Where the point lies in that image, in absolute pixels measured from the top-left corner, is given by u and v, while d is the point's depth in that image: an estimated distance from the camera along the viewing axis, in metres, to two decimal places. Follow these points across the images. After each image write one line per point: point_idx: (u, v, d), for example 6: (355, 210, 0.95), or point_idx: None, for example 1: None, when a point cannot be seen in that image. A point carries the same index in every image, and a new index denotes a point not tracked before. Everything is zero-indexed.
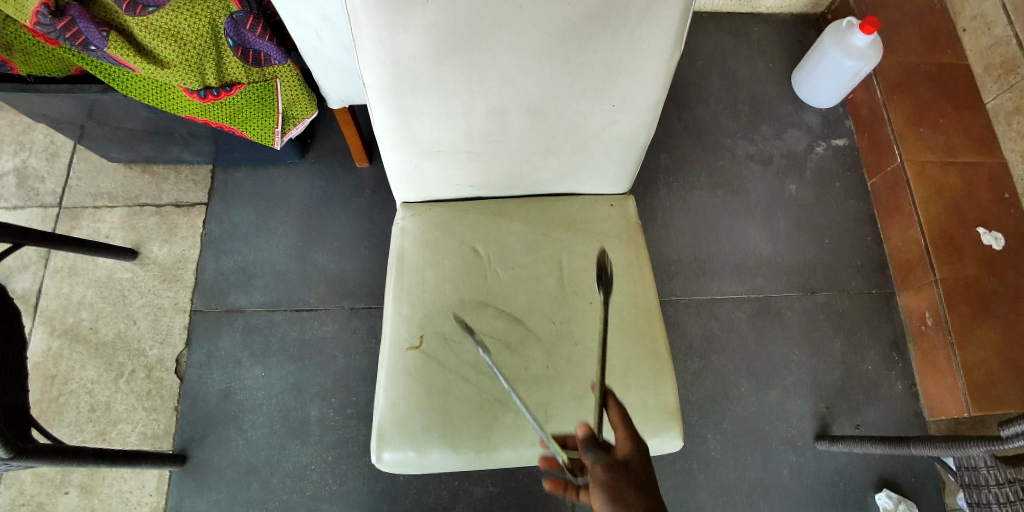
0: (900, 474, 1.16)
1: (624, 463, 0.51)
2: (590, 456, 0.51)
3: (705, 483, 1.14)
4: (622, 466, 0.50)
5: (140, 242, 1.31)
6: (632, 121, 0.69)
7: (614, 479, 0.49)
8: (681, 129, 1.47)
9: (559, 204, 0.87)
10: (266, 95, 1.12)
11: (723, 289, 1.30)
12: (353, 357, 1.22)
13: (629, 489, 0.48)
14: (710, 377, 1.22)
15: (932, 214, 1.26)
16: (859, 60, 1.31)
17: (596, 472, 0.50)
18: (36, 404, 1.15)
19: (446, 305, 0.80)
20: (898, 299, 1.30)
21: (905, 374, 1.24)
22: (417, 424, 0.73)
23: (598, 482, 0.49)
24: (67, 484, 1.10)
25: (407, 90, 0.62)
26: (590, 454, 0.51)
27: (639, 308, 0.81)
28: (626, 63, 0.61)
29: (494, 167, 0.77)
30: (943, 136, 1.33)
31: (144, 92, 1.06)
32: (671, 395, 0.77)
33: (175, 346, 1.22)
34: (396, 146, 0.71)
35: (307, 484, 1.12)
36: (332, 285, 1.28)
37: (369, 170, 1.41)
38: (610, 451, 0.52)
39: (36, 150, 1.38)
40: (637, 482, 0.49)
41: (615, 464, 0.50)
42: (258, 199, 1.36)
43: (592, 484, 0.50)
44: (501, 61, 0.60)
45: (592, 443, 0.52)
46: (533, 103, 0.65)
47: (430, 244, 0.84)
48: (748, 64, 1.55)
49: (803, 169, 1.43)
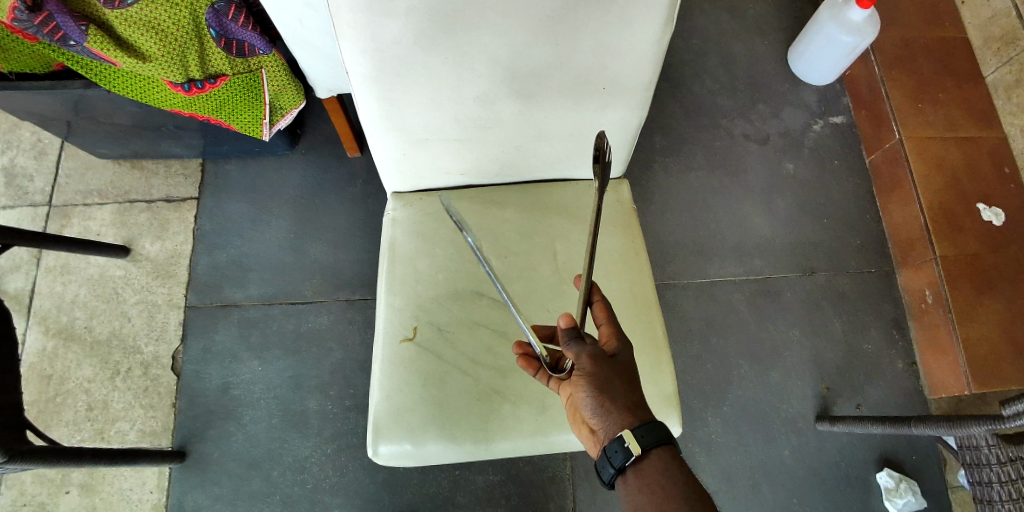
0: (901, 451, 1.16)
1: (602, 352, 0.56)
2: (573, 345, 0.56)
3: (707, 464, 1.14)
4: (605, 356, 0.56)
5: (132, 238, 1.29)
6: (625, 104, 0.68)
7: (596, 368, 0.54)
8: (677, 109, 1.44)
9: (552, 191, 0.85)
10: (252, 86, 1.09)
11: (722, 271, 1.29)
12: (350, 349, 1.21)
13: (611, 378, 0.54)
14: (710, 360, 1.21)
15: (931, 191, 1.25)
16: (857, 36, 1.28)
17: (580, 362, 0.55)
18: (33, 405, 1.14)
19: (440, 296, 0.79)
20: (898, 277, 1.29)
21: (906, 352, 1.23)
22: (414, 416, 0.73)
23: (583, 371, 0.54)
24: (67, 483, 1.10)
25: (391, 77, 0.60)
26: (573, 344, 0.56)
27: (636, 294, 0.80)
28: (616, 44, 0.59)
29: (485, 153, 0.76)
30: (942, 111, 1.31)
31: (128, 87, 1.03)
32: (670, 383, 0.76)
33: (171, 343, 1.21)
34: (383, 135, 0.69)
35: (307, 477, 1.12)
36: (327, 277, 1.27)
37: (361, 160, 1.39)
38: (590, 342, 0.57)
39: (23, 149, 1.36)
40: (615, 370, 0.55)
41: (596, 354, 0.55)
42: (249, 192, 1.34)
43: (577, 371, 0.55)
44: (487, 45, 0.58)
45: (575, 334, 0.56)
46: (521, 87, 0.64)
47: (423, 234, 0.82)
48: (744, 41, 1.52)
49: (801, 148, 1.41)
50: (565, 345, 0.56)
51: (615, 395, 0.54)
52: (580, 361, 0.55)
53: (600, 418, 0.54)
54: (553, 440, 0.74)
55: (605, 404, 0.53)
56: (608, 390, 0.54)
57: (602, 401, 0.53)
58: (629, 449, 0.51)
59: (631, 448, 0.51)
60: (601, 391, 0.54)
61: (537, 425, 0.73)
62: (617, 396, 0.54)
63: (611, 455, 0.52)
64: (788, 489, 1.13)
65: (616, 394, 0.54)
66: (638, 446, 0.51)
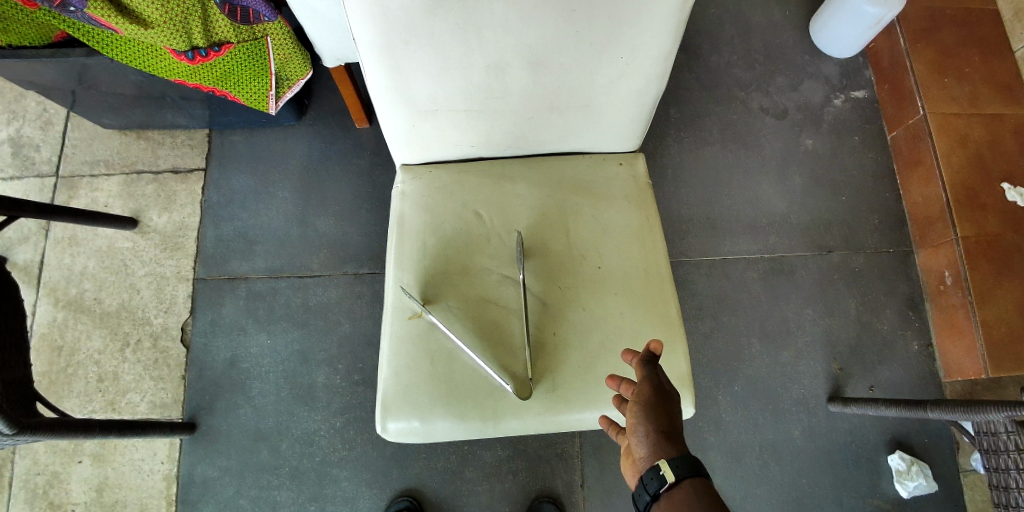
0: (911, 433, 1.15)
1: (665, 387, 0.52)
2: (644, 372, 0.53)
3: (715, 444, 1.14)
4: (663, 390, 0.52)
5: (140, 210, 1.28)
6: (641, 74, 0.64)
7: (657, 396, 0.51)
8: (694, 82, 1.40)
9: (564, 165, 0.83)
10: (256, 55, 1.06)
11: (736, 248, 1.26)
12: (358, 322, 1.21)
13: (661, 409, 0.50)
14: (721, 338, 1.20)
15: (955, 169, 1.20)
16: (880, 6, 1.22)
17: (644, 386, 0.52)
18: (45, 375, 1.15)
19: (449, 271, 0.77)
20: (916, 258, 1.25)
21: (921, 334, 1.21)
22: (422, 393, 0.72)
23: (643, 394, 0.51)
24: (79, 453, 1.12)
25: (399, 45, 0.57)
26: (644, 369, 0.53)
27: (649, 271, 0.78)
28: (634, 10, 0.55)
29: (496, 126, 0.73)
30: (967, 85, 1.27)
31: (130, 55, 1.00)
32: (683, 362, 0.75)
33: (179, 315, 1.21)
34: (391, 106, 0.67)
35: (316, 450, 1.13)
36: (335, 250, 1.26)
37: (369, 131, 1.36)
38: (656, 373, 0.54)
39: (29, 119, 1.35)
40: (673, 407, 0.51)
41: (662, 387, 0.52)
42: (255, 163, 1.32)
43: (633, 396, 0.52)
44: (498, 10, 0.54)
45: (649, 364, 0.53)
46: (535, 56, 0.60)
47: (431, 207, 0.80)
48: (765, 11, 1.46)
49: (820, 122, 1.36)
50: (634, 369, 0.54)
51: (666, 424, 0.49)
52: (641, 388, 0.52)
53: (640, 441, 0.49)
54: (562, 418, 0.73)
55: (651, 428, 0.49)
56: (661, 419, 0.50)
57: (649, 425, 0.49)
58: (664, 477, 0.46)
59: (664, 473, 0.46)
60: (653, 417, 0.50)
61: (547, 404, 0.72)
62: (666, 426, 0.49)
63: (645, 482, 0.47)
64: (796, 469, 1.13)
65: (667, 425, 0.49)
66: (672, 472, 0.46)
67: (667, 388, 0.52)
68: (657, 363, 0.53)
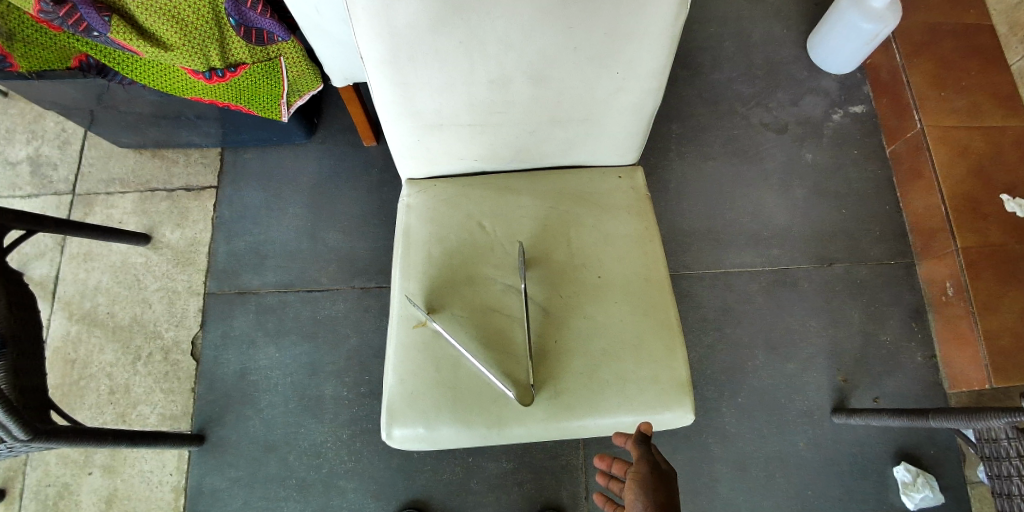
0: (917, 444, 1.15)
1: (660, 464, 0.56)
2: (639, 451, 0.57)
3: (720, 455, 1.14)
4: (659, 470, 0.55)
5: (153, 226, 1.31)
6: (638, 88, 0.67)
7: (654, 474, 0.54)
8: (695, 97, 1.43)
9: (566, 177, 0.85)
10: (270, 74, 1.09)
11: (738, 261, 1.28)
12: (365, 335, 1.22)
13: (658, 487, 0.53)
14: (726, 350, 1.21)
15: (953, 181, 1.22)
16: (878, 22, 1.24)
17: (641, 465, 0.55)
18: (58, 388, 1.17)
19: (454, 280, 0.79)
20: (918, 269, 1.26)
21: (925, 344, 1.21)
22: (427, 400, 0.73)
23: (640, 472, 0.54)
24: (90, 464, 1.13)
25: (405, 61, 0.60)
26: (639, 449, 0.57)
27: (649, 280, 0.80)
28: (631, 27, 0.58)
29: (498, 139, 0.76)
30: (965, 99, 1.29)
31: (150, 76, 1.05)
32: (683, 369, 0.76)
33: (191, 328, 1.23)
34: (397, 120, 0.69)
35: (323, 462, 1.13)
36: (343, 263, 1.28)
37: (377, 147, 1.39)
38: (656, 454, 0.57)
39: (48, 139, 1.39)
40: (669, 483, 0.54)
41: (657, 464, 0.55)
42: (267, 180, 1.36)
43: (632, 474, 0.55)
44: (501, 28, 0.57)
45: (643, 444, 0.57)
46: (536, 72, 0.63)
47: (437, 219, 0.83)
48: (763, 28, 1.49)
49: (819, 136, 1.38)
50: (633, 448, 0.58)
51: (663, 499, 0.52)
52: (639, 466, 0.55)
53: None
54: (566, 425, 0.73)
55: (649, 503, 0.52)
56: (660, 494, 0.52)
57: (648, 500, 0.52)
58: None
59: None
60: (651, 493, 0.52)
61: (551, 410, 0.73)
62: (664, 501, 0.52)
63: None
64: (803, 481, 1.12)
65: (665, 501, 0.52)
66: None
67: (662, 466, 0.56)
68: (650, 443, 0.58)
